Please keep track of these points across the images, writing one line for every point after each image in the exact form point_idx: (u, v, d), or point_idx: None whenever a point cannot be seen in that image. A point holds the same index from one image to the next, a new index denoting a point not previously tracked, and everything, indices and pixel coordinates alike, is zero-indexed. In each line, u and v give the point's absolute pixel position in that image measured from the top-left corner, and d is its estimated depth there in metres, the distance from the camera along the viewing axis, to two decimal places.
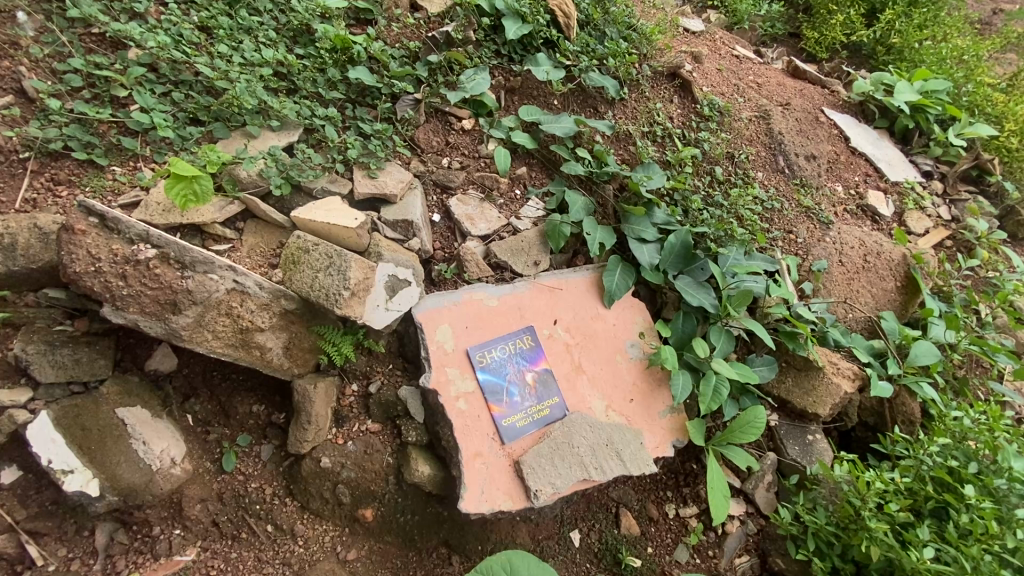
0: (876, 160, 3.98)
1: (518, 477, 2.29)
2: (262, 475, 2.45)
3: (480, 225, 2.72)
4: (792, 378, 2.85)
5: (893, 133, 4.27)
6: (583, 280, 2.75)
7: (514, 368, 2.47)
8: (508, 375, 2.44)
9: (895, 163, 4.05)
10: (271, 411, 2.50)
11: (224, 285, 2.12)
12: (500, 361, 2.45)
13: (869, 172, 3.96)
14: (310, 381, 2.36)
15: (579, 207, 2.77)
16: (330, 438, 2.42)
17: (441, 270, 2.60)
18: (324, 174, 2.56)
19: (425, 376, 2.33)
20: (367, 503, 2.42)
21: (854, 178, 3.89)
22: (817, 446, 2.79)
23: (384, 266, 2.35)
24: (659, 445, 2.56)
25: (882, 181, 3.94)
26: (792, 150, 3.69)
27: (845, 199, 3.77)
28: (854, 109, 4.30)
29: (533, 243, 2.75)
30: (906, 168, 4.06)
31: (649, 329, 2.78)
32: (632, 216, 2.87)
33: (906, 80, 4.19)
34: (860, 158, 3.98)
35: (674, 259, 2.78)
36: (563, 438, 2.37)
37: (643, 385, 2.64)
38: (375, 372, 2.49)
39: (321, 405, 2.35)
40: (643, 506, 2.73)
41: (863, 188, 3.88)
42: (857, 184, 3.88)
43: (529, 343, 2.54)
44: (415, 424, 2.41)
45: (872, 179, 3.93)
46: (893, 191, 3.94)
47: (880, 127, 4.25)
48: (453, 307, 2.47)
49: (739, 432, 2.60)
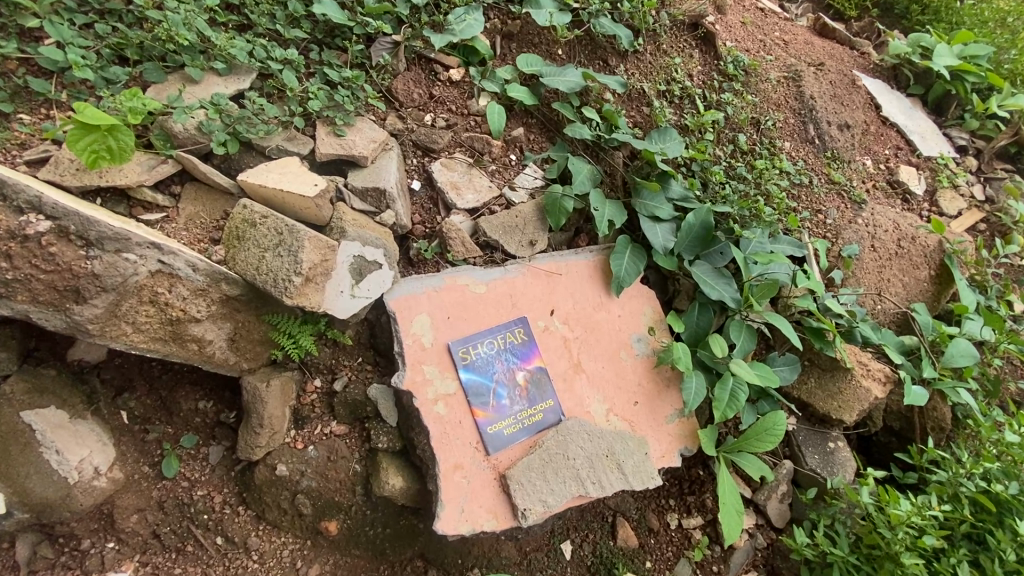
0: (909, 132, 3.58)
1: (504, 493, 1.98)
2: (210, 481, 2.13)
3: (468, 196, 2.31)
4: (816, 379, 2.53)
5: (927, 102, 3.85)
6: (586, 264, 2.36)
7: (502, 366, 2.12)
8: (496, 374, 2.09)
9: (928, 135, 3.65)
10: (220, 409, 2.16)
11: (145, 267, 1.66)
12: (486, 358, 2.10)
13: (900, 144, 3.57)
14: (262, 378, 2.00)
15: (584, 177, 2.38)
16: (288, 442, 2.09)
17: (420, 248, 2.22)
18: (281, 130, 2.13)
19: (398, 375, 1.99)
20: (330, 515, 2.12)
21: (884, 152, 3.50)
22: (838, 455, 2.48)
23: (348, 246, 1.92)
24: (666, 455, 2.25)
25: (914, 156, 3.56)
26: (823, 118, 3.27)
27: (874, 174, 3.39)
28: (887, 73, 3.85)
29: (531, 218, 2.34)
30: (939, 141, 3.66)
31: (659, 319, 2.42)
32: (645, 190, 2.48)
33: (945, 42, 3.73)
34: (891, 129, 3.58)
35: (691, 242, 2.41)
36: (557, 448, 2.05)
37: (651, 386, 2.30)
38: (341, 366, 2.15)
39: (276, 406, 2.01)
40: (643, 516, 2.45)
41: (894, 163, 3.49)
42: (888, 158, 3.49)
43: (522, 337, 2.18)
44: (386, 428, 2.09)
45: (902, 153, 3.54)
46: (925, 166, 3.55)
47: (913, 95, 3.83)
48: (433, 294, 2.10)
49: (753, 441, 2.32)
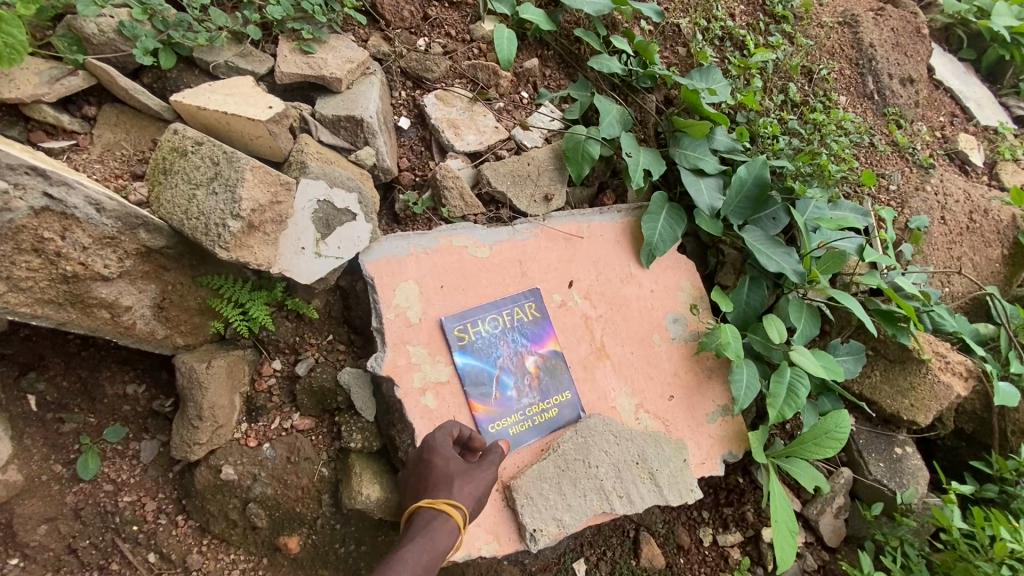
0: (963, 97, 3.13)
1: (508, 509, 1.57)
2: (142, 485, 1.71)
3: (469, 137, 1.85)
4: (881, 372, 2.11)
5: (979, 68, 3.37)
6: (613, 227, 1.91)
7: (509, 350, 1.68)
8: (500, 359, 1.66)
9: (984, 103, 3.20)
10: (155, 395, 1.73)
11: (25, 201, 1.20)
12: (488, 339, 1.66)
13: (955, 111, 3.12)
14: (201, 357, 1.56)
15: (614, 119, 1.92)
16: (237, 439, 1.66)
17: (408, 200, 1.77)
18: (230, 42, 1.65)
19: (376, 358, 1.57)
20: (290, 528, 1.70)
21: (939, 119, 3.04)
22: (907, 463, 2.07)
23: (310, 185, 1.46)
24: (706, 462, 1.83)
25: (971, 124, 3.11)
26: (884, 70, 2.81)
27: (930, 143, 2.87)
28: (938, 34, 3.35)
29: (547, 167, 1.88)
30: (997, 111, 3.20)
31: (700, 296, 1.98)
32: (687, 137, 2.04)
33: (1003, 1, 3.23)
34: (944, 93, 3.13)
35: (742, 201, 1.97)
36: (576, 454, 1.62)
37: (689, 378, 1.88)
38: (306, 345, 1.72)
39: (220, 393, 1.58)
40: (670, 530, 2.04)
41: (950, 131, 3.03)
42: (943, 126, 3.03)
43: (533, 313, 1.75)
44: (361, 423, 1.67)
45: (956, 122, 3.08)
46: (984, 136, 3.11)
47: (965, 60, 3.35)
48: (423, 257, 1.66)
49: (810, 445, 1.90)
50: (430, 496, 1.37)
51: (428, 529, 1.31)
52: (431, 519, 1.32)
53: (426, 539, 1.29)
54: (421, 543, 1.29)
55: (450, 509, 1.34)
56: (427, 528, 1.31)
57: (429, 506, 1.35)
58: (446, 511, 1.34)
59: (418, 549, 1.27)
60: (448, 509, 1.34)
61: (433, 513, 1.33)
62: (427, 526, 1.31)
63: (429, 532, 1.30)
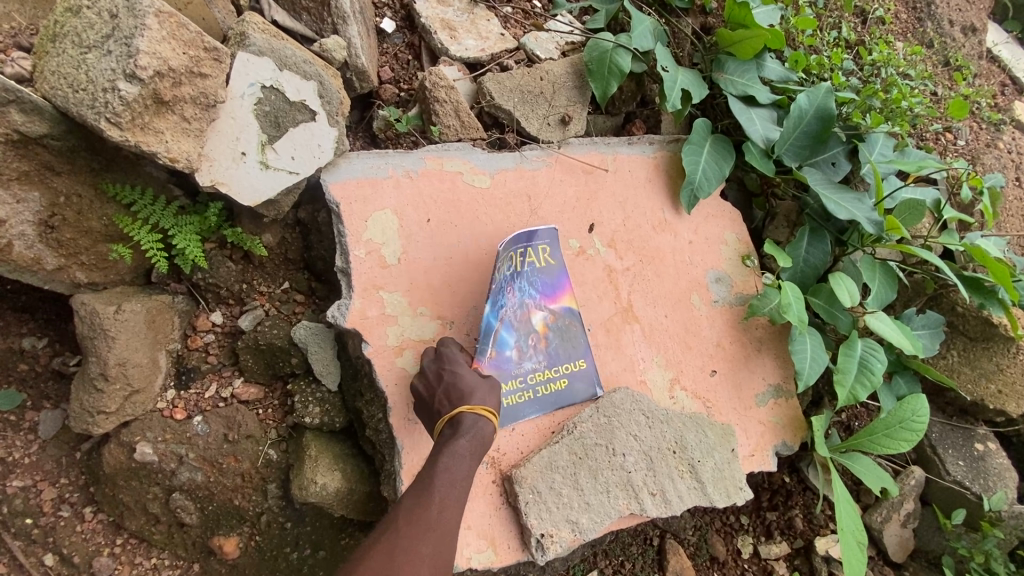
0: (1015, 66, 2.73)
1: (508, 507, 1.20)
2: (38, 468, 1.32)
3: (467, 43, 1.49)
4: (960, 352, 1.74)
5: None
6: (643, 162, 1.55)
7: (516, 299, 1.25)
8: (504, 311, 1.22)
9: None
10: (59, 353, 1.35)
11: None
12: (502, 280, 1.21)
13: (1007, 79, 2.72)
14: (110, 299, 1.19)
15: (648, 29, 1.53)
16: (160, 410, 1.28)
17: (389, 116, 1.41)
18: None
19: (339, 306, 1.20)
20: (226, 526, 1.33)
21: (993, 84, 2.63)
22: (990, 463, 1.70)
23: (251, 63, 1.09)
24: (757, 454, 1.47)
25: None
26: (944, 16, 2.44)
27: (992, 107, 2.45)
28: None
29: (563, 83, 1.51)
30: None
31: (748, 252, 1.61)
32: (733, 60, 1.67)
33: None
34: (994, 60, 2.74)
35: (802, 137, 1.60)
36: (598, 438, 1.26)
37: (736, 350, 1.52)
38: (254, 294, 1.34)
39: (136, 348, 1.20)
40: (703, 539, 1.67)
41: (1005, 97, 2.61)
42: (998, 91, 2.61)
43: (550, 257, 1.32)
44: (320, 394, 1.30)
45: (1013, 89, 2.69)
46: None
47: (1012, 30, 2.95)
48: (405, 181, 1.29)
49: (881, 437, 1.53)
50: (464, 399, 1.03)
51: (480, 429, 1.00)
52: (476, 421, 1.00)
53: (477, 443, 1.00)
54: (470, 442, 0.99)
55: (493, 409, 1.04)
56: (475, 429, 1.00)
57: (467, 412, 1.01)
58: (489, 411, 1.03)
59: (474, 441, 0.99)
60: (490, 406, 1.04)
61: (475, 415, 1.01)
62: (475, 429, 1.00)
63: (479, 434, 1.00)
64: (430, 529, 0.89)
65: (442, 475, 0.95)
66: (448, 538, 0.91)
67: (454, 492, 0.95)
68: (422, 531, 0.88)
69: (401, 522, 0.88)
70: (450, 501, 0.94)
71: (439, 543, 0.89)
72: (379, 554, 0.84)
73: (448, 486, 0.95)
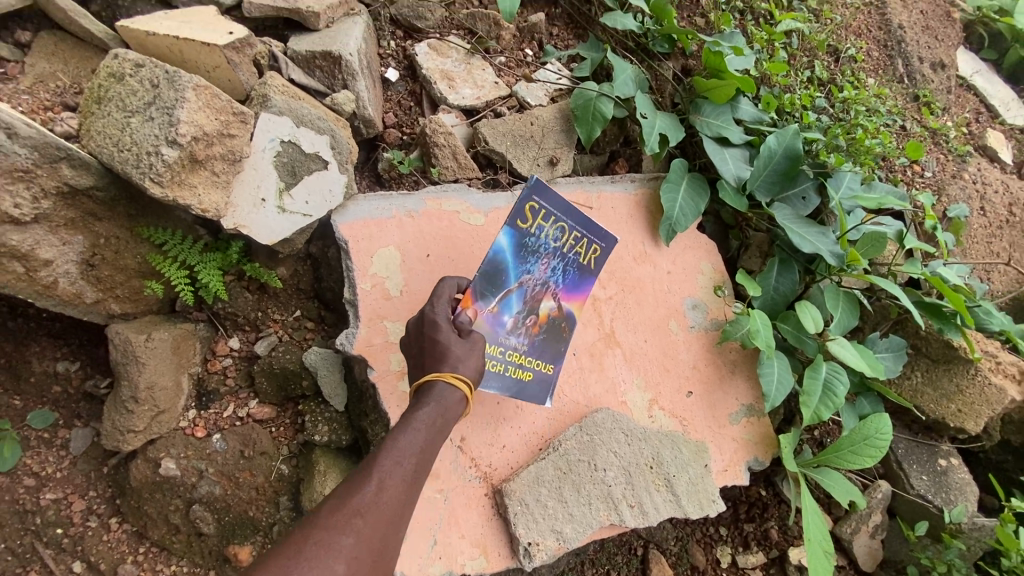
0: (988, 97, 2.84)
1: (498, 518, 1.32)
2: (69, 481, 1.44)
3: (464, 91, 1.64)
4: (923, 373, 1.87)
5: (1001, 69, 3.01)
6: (625, 198, 1.69)
7: (541, 277, 1.35)
8: (523, 276, 1.31)
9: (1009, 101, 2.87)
10: (90, 376, 1.47)
11: None
12: (542, 248, 1.34)
13: (979, 108, 2.83)
14: (141, 329, 1.32)
15: (629, 77, 1.68)
16: (182, 428, 1.40)
17: (393, 159, 1.55)
18: None
19: (346, 334, 1.33)
20: (241, 535, 1.44)
21: (965, 114, 2.74)
22: (952, 477, 1.82)
23: (272, 122, 1.24)
24: (730, 469, 1.59)
25: (997, 123, 2.81)
26: (913, 53, 2.58)
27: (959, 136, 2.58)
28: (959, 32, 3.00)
29: (552, 127, 1.66)
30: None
31: (722, 281, 1.74)
32: (709, 104, 1.82)
33: None
34: (967, 90, 2.85)
35: (771, 176, 1.74)
36: (580, 454, 1.38)
37: (710, 373, 1.64)
38: (269, 321, 1.47)
39: (162, 372, 1.32)
40: (684, 549, 1.78)
41: (977, 126, 2.73)
42: (970, 121, 2.73)
43: (592, 262, 1.45)
44: (329, 413, 1.43)
45: (986, 117, 2.81)
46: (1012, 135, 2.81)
47: (986, 59, 3.01)
48: (406, 220, 1.43)
49: (847, 453, 1.65)
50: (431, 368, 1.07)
51: (435, 399, 1.02)
52: (436, 387, 1.03)
53: (433, 411, 1.01)
54: (423, 415, 1.00)
55: (460, 377, 1.06)
56: (432, 399, 1.02)
57: (430, 378, 1.04)
58: (450, 378, 1.05)
59: (428, 413, 1.00)
60: (455, 375, 1.05)
61: (436, 381, 1.04)
62: (434, 398, 1.02)
63: (435, 404, 1.02)
64: (356, 516, 0.85)
65: (385, 456, 0.94)
66: (378, 525, 0.86)
67: (394, 474, 0.93)
68: (347, 518, 0.85)
69: (323, 511, 0.85)
70: (389, 483, 0.91)
71: (367, 530, 0.85)
72: (288, 547, 0.80)
73: (392, 464, 0.94)
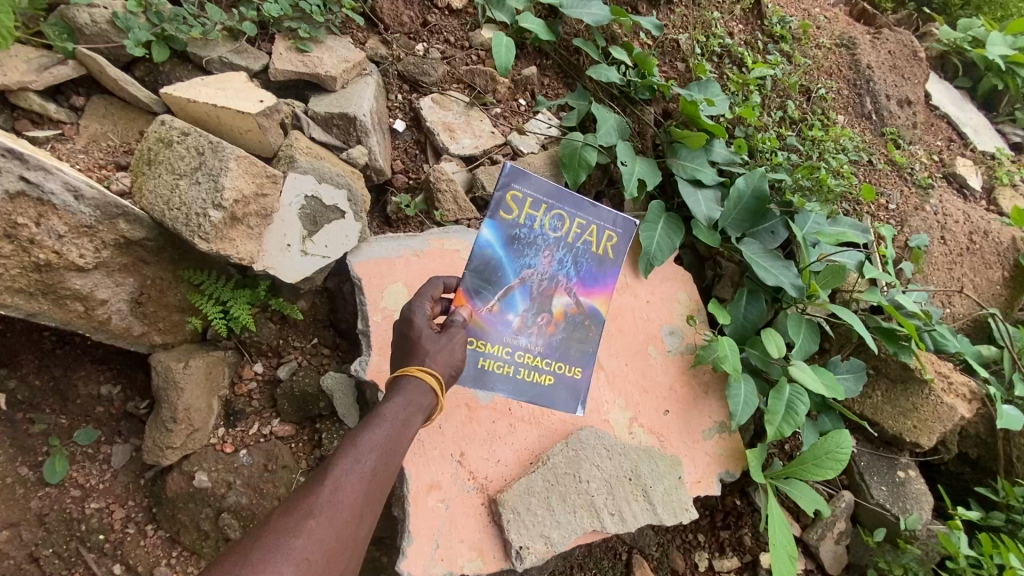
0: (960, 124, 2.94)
1: (494, 525, 1.49)
2: (109, 492, 1.61)
3: (463, 140, 1.83)
4: (883, 392, 2.04)
5: (974, 96, 3.10)
6: None
7: (543, 273, 1.47)
8: (523, 273, 1.43)
9: (979, 129, 2.99)
10: (129, 397, 1.65)
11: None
12: (541, 244, 1.46)
13: (951, 136, 2.95)
14: (179, 356, 1.50)
15: (611, 127, 1.88)
16: (213, 444, 1.58)
17: (400, 202, 1.74)
18: (224, 39, 1.63)
19: (360, 361, 1.51)
20: None
21: (936, 143, 2.88)
22: (909, 488, 2.00)
23: (297, 180, 1.44)
24: (703, 480, 1.76)
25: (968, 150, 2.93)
26: (882, 90, 2.75)
27: (926, 166, 2.74)
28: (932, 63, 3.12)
29: (542, 172, 1.85)
30: (994, 137, 3.01)
31: (695, 310, 1.93)
32: (685, 148, 2.01)
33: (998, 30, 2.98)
34: (939, 119, 2.95)
35: (739, 215, 1.93)
36: (566, 468, 1.56)
37: (685, 393, 1.82)
38: (289, 348, 1.66)
39: (197, 395, 1.50)
40: (664, 554, 1.95)
41: (948, 155, 2.87)
42: (941, 150, 2.87)
43: (598, 257, 1.56)
44: (343, 431, 1.61)
45: (958, 145, 2.92)
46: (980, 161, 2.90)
47: (959, 88, 3.10)
48: (413, 259, 1.61)
49: (810, 465, 1.82)
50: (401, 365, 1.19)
51: (395, 398, 1.12)
52: (402, 382, 1.15)
53: (396, 407, 1.11)
54: (383, 414, 1.10)
55: (426, 372, 1.16)
56: (393, 398, 1.12)
57: (399, 375, 1.17)
58: (415, 373, 1.16)
59: (388, 412, 1.10)
60: (421, 371, 1.17)
61: (404, 377, 1.16)
62: (398, 395, 1.13)
63: (396, 403, 1.12)
64: (309, 516, 0.94)
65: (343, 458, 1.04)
66: (331, 522, 0.95)
67: (348, 476, 1.01)
68: (300, 518, 0.93)
69: (273, 516, 0.94)
70: (343, 484, 1.00)
71: (319, 528, 0.93)
72: (235, 553, 0.87)
73: (349, 465, 1.03)
